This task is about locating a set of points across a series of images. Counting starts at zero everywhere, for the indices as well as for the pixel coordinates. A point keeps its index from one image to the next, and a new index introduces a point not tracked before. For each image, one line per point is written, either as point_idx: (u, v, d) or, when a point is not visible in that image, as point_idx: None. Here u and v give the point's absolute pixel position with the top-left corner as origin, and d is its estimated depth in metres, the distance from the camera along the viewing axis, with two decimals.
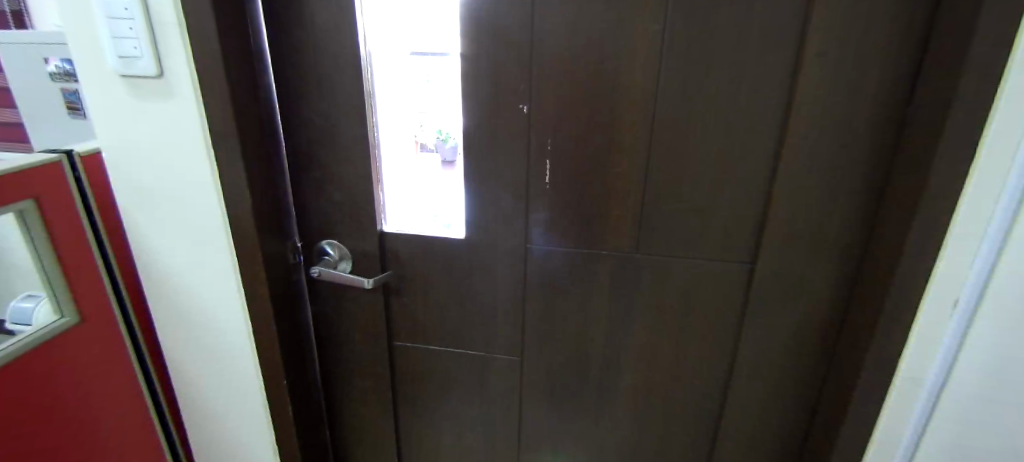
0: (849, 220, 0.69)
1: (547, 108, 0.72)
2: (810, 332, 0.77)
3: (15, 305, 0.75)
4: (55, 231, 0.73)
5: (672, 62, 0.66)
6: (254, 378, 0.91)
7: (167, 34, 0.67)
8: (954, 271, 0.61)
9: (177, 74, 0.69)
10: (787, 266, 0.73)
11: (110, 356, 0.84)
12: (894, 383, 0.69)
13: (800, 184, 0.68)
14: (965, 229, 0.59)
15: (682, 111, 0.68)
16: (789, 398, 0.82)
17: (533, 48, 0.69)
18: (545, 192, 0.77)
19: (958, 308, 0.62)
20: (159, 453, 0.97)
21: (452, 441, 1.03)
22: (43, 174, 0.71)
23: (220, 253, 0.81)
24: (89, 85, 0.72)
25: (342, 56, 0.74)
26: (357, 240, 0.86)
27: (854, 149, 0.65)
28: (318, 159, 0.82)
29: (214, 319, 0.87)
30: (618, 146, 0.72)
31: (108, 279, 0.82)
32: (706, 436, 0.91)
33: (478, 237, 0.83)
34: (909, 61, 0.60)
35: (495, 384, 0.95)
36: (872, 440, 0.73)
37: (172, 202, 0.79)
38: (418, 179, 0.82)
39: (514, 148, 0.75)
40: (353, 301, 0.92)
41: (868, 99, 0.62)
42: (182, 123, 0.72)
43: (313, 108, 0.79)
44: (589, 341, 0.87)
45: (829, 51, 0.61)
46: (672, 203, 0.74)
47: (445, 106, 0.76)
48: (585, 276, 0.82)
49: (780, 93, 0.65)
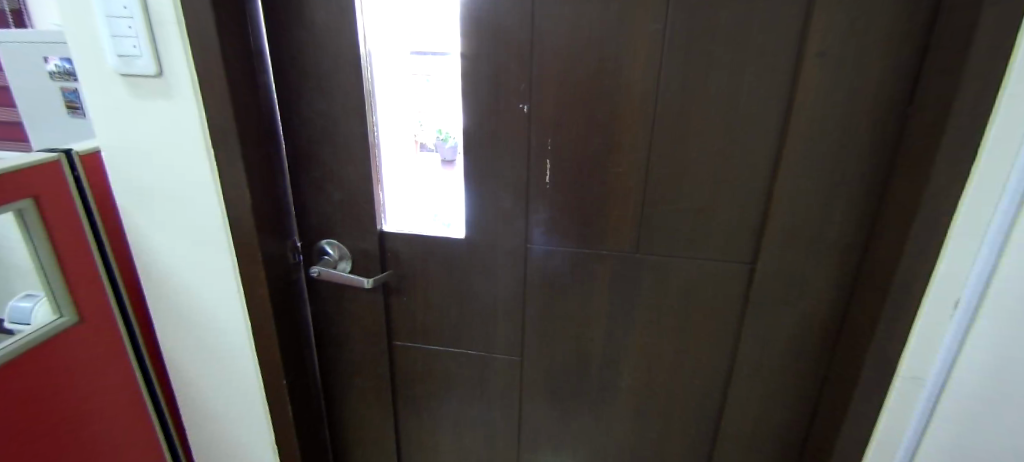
0: (850, 220, 0.69)
1: (547, 108, 0.72)
2: (810, 333, 0.77)
3: (14, 304, 0.74)
4: (54, 230, 0.72)
5: (673, 62, 0.66)
6: (253, 378, 0.91)
7: (167, 33, 0.67)
8: (955, 272, 0.61)
9: (177, 73, 0.69)
10: (788, 266, 0.73)
11: (109, 356, 0.84)
12: (894, 383, 0.69)
13: (802, 184, 0.68)
14: (965, 230, 0.59)
15: (683, 111, 0.68)
16: (790, 398, 0.82)
17: (533, 48, 0.69)
18: (545, 192, 0.77)
19: (958, 309, 0.62)
20: (158, 453, 0.97)
21: (452, 442, 1.03)
22: (42, 174, 0.70)
23: (220, 253, 0.80)
24: (89, 84, 0.72)
25: (342, 55, 0.74)
26: (357, 240, 0.86)
27: (855, 149, 0.65)
28: (317, 159, 0.82)
29: (214, 319, 0.87)
30: (619, 146, 0.72)
31: (108, 279, 0.82)
32: (706, 437, 0.90)
33: (478, 237, 0.82)
34: (910, 61, 0.60)
35: (495, 384, 0.94)
36: (872, 440, 0.73)
37: (171, 202, 0.78)
38: (418, 179, 0.82)
39: (515, 148, 0.75)
40: (353, 301, 0.91)
41: (869, 99, 0.62)
42: (182, 123, 0.72)
43: (313, 108, 0.78)
44: (589, 341, 0.87)
45: (830, 51, 0.61)
46: (672, 203, 0.74)
47: (445, 105, 0.76)
48: (585, 276, 0.82)
49: (781, 93, 0.65)
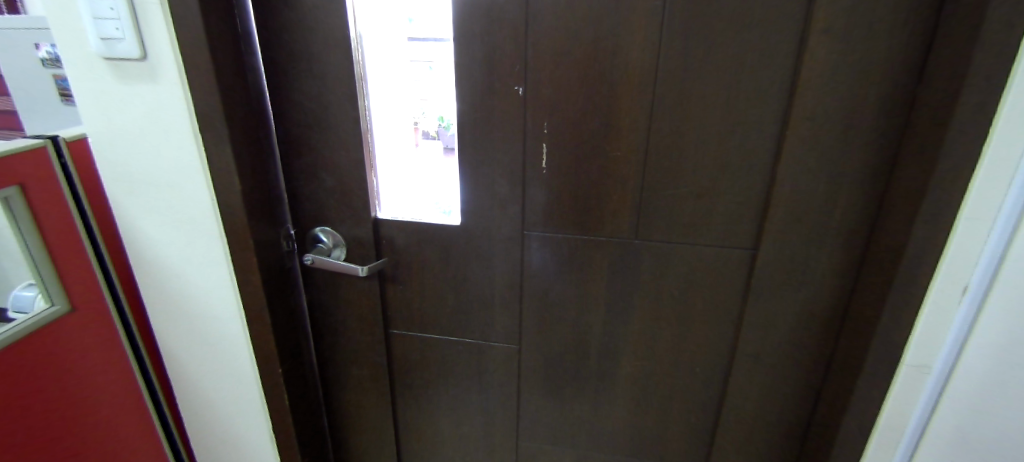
0: (855, 204, 0.66)
1: (544, 90, 0.70)
2: (813, 319, 0.75)
3: (16, 293, 0.75)
4: (42, 219, 0.72)
5: (671, 41, 0.63)
6: (249, 367, 0.90)
7: (150, 14, 0.65)
8: (963, 258, 0.58)
9: (161, 55, 0.67)
10: (789, 252, 0.71)
11: (102, 345, 0.83)
12: (896, 375, 0.67)
13: (806, 168, 0.66)
14: (974, 216, 0.56)
15: (683, 92, 0.66)
16: (791, 385, 0.81)
17: (528, 27, 0.66)
18: (542, 176, 0.75)
19: (967, 294, 0.59)
20: (157, 443, 0.97)
21: (451, 430, 1.02)
22: (29, 160, 0.70)
23: (213, 241, 0.79)
24: (73, 69, 0.70)
25: (333, 37, 0.72)
26: (351, 227, 0.85)
27: (862, 130, 0.62)
28: (308, 144, 0.80)
29: (210, 309, 0.86)
30: (618, 129, 0.70)
31: (99, 267, 0.81)
32: (707, 425, 0.90)
33: (475, 223, 0.81)
34: (921, 37, 0.57)
35: (494, 371, 0.94)
36: (874, 433, 0.71)
37: (161, 190, 0.77)
38: (416, 166, 0.80)
39: (511, 131, 0.73)
40: (349, 290, 0.91)
41: (877, 77, 0.60)
42: (168, 108, 0.71)
43: (303, 92, 0.76)
44: (588, 329, 0.86)
45: (838, 26, 0.58)
46: (670, 188, 0.72)
47: (444, 90, 0.73)
48: (583, 264, 0.80)
49: (785, 72, 0.62)
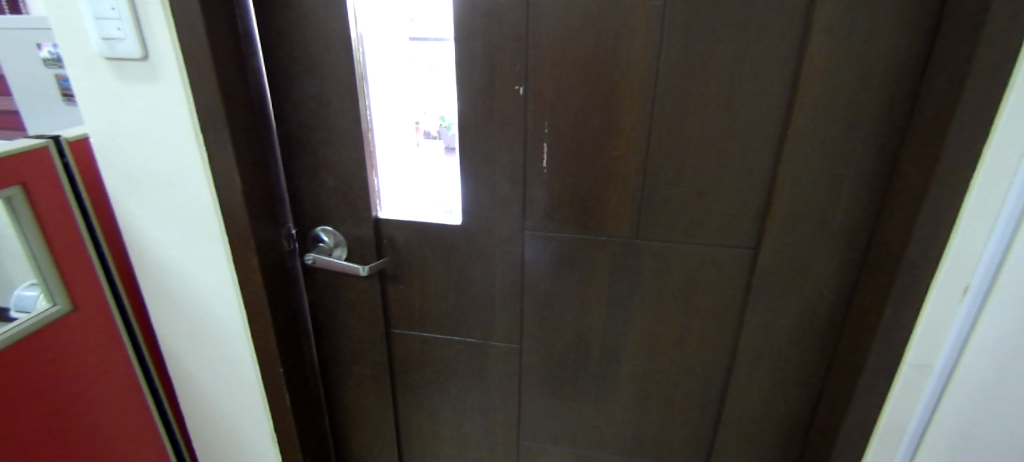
0: (857, 203, 0.66)
1: (544, 89, 0.70)
2: (814, 319, 0.75)
3: (19, 292, 0.76)
4: (44, 219, 0.72)
5: (671, 41, 0.63)
6: (250, 366, 0.90)
7: (151, 14, 0.65)
8: (966, 256, 0.58)
9: (162, 55, 0.67)
10: (790, 252, 0.71)
11: (104, 344, 0.84)
12: (899, 372, 0.67)
13: (807, 167, 0.65)
14: (976, 215, 0.56)
15: (684, 92, 0.66)
16: (792, 384, 0.81)
17: (528, 26, 0.66)
18: (543, 176, 0.75)
19: (968, 293, 0.59)
20: (158, 442, 0.97)
21: (452, 429, 1.02)
22: (31, 160, 0.70)
23: (214, 241, 0.80)
24: (75, 69, 0.71)
25: (333, 37, 0.72)
26: (352, 227, 0.85)
27: (863, 129, 0.62)
28: (309, 144, 0.80)
29: (211, 308, 0.86)
30: (618, 129, 0.70)
31: (100, 267, 0.81)
32: (707, 424, 0.89)
33: (476, 223, 0.81)
34: (922, 37, 0.57)
35: (494, 371, 0.94)
36: (877, 431, 0.71)
37: (163, 189, 0.77)
38: (418, 165, 0.80)
39: (511, 131, 0.73)
40: (350, 290, 0.91)
41: (878, 76, 0.59)
42: (169, 108, 0.71)
43: (304, 91, 0.76)
44: (589, 328, 0.86)
45: (840, 25, 0.58)
46: (671, 187, 0.72)
47: (444, 90, 0.73)
48: (583, 264, 0.80)
49: (786, 71, 0.62)
